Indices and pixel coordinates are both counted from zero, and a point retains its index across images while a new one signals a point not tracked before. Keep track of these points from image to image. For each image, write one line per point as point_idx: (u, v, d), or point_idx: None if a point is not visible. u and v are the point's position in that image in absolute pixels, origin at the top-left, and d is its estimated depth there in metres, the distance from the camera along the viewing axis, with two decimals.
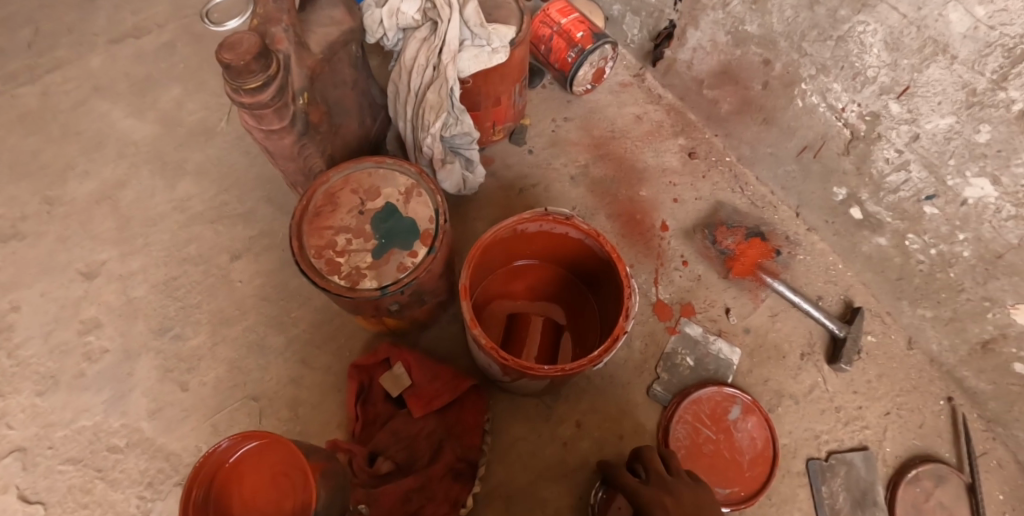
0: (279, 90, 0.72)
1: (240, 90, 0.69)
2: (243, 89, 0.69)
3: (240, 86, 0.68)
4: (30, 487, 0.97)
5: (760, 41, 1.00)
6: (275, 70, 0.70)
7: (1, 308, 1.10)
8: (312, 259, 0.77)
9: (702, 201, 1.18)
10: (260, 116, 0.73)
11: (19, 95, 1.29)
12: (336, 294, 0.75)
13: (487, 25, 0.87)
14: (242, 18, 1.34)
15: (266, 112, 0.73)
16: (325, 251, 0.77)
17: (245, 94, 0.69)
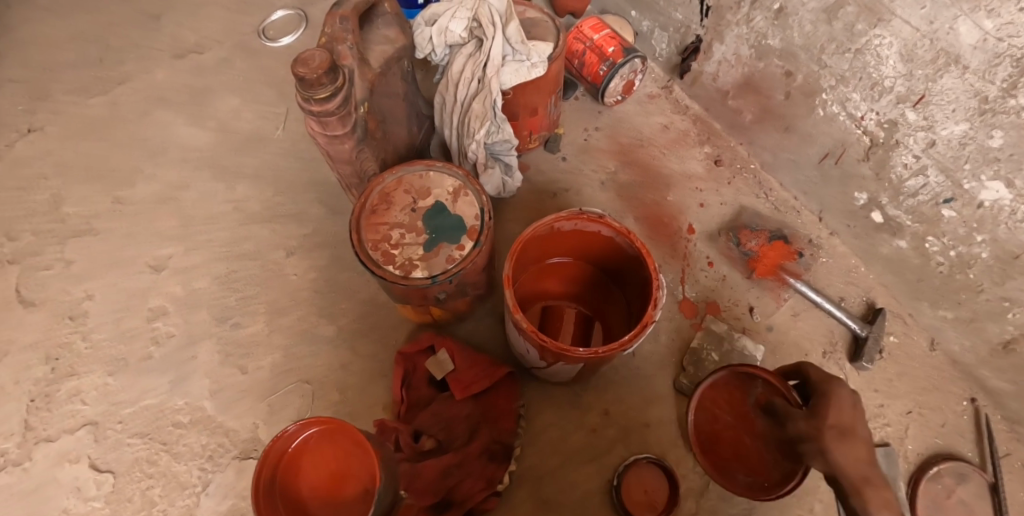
0: (344, 100, 0.81)
1: (311, 100, 0.78)
2: (315, 99, 0.78)
3: (312, 96, 0.77)
4: (101, 458, 1.06)
5: (781, 54, 1.06)
6: (341, 83, 0.79)
7: (76, 295, 1.21)
8: (369, 250, 0.85)
9: (727, 206, 1.24)
10: (327, 123, 0.82)
11: (95, 106, 1.42)
12: (391, 282, 0.83)
13: (527, 42, 0.95)
14: (295, 35, 1.45)
15: (332, 120, 0.82)
16: (381, 244, 0.86)
17: (316, 103, 0.78)
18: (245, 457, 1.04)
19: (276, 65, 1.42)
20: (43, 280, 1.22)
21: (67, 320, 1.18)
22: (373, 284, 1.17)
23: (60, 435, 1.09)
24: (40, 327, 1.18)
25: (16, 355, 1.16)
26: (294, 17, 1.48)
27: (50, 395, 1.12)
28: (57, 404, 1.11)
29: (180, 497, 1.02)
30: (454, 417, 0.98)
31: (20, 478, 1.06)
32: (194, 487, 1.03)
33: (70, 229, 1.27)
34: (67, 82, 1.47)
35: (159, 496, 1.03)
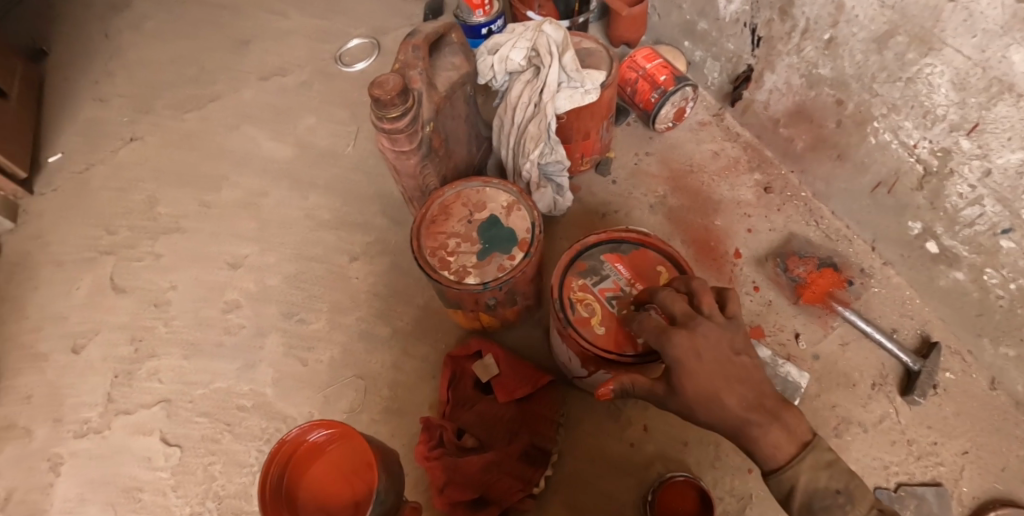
0: (413, 120, 0.89)
1: (383, 119, 0.87)
2: (387, 117, 0.86)
3: (385, 114, 0.86)
4: (172, 432, 1.17)
5: (833, 83, 1.08)
6: (411, 104, 0.88)
7: (162, 285, 1.34)
8: (427, 256, 0.92)
9: (776, 232, 1.24)
10: (396, 140, 0.91)
11: (191, 120, 1.60)
12: (446, 287, 0.89)
13: (582, 70, 1.01)
14: (368, 61, 1.58)
15: (401, 137, 0.90)
16: (439, 251, 0.93)
17: (387, 121, 0.87)
18: None
19: (349, 88, 1.56)
20: (135, 271, 1.38)
21: (153, 307, 1.32)
22: (428, 291, 1.23)
23: (138, 408, 1.21)
24: (129, 311, 1.33)
25: (106, 335, 1.32)
26: (368, 45, 1.62)
27: (132, 372, 1.26)
28: (139, 380, 1.24)
29: (238, 474, 1.11)
30: (497, 418, 1.01)
31: (102, 444, 1.20)
32: (251, 467, 1.11)
33: (162, 227, 1.43)
34: (170, 101, 1.67)
35: (219, 472, 1.11)
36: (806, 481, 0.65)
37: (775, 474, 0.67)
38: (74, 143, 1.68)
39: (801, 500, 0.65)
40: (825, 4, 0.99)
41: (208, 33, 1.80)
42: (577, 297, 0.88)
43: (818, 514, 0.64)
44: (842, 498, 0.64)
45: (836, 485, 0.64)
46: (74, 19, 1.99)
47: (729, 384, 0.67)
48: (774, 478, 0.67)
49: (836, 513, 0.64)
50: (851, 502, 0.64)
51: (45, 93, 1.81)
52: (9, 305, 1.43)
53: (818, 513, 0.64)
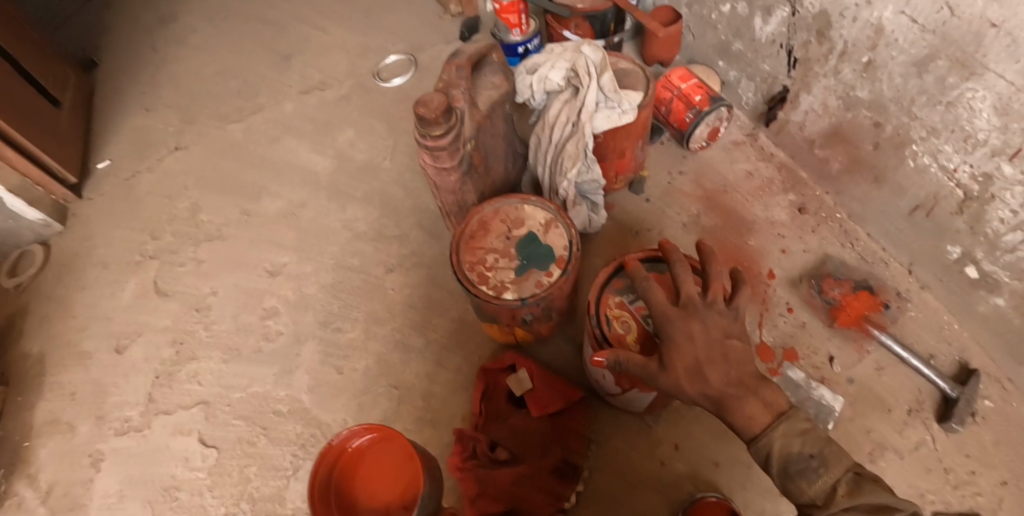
0: (455, 137, 0.92)
1: (427, 136, 0.90)
2: (431, 135, 0.89)
3: (429, 132, 0.89)
4: (209, 434, 1.21)
5: (871, 106, 1.08)
6: (454, 123, 0.90)
7: (204, 290, 1.39)
8: (465, 271, 0.94)
9: (811, 253, 1.23)
10: (438, 156, 0.93)
11: (235, 131, 1.66)
12: (484, 301, 0.91)
13: (620, 91, 1.03)
14: (405, 77, 1.62)
15: (443, 154, 0.93)
16: (477, 266, 0.95)
17: (431, 139, 0.90)
18: None
19: (387, 103, 1.60)
20: (178, 276, 1.44)
21: (194, 311, 1.37)
22: (462, 304, 1.26)
23: (178, 409, 1.26)
24: (172, 314, 1.38)
25: (149, 336, 1.37)
26: (406, 61, 1.66)
27: (173, 374, 1.30)
28: (179, 382, 1.29)
29: (272, 478, 1.14)
30: (529, 433, 1.02)
31: (142, 442, 1.25)
32: (286, 471, 1.14)
33: (204, 234, 1.48)
34: (215, 112, 1.73)
35: (254, 475, 1.15)
36: (781, 447, 0.70)
37: (753, 443, 0.72)
38: (123, 151, 1.76)
39: (778, 466, 0.70)
40: (864, 28, 1.00)
41: (253, 48, 1.87)
42: (613, 315, 0.89)
43: (795, 478, 0.68)
44: (815, 462, 0.68)
45: (810, 450, 0.68)
46: (125, 32, 2.09)
47: (713, 362, 0.75)
48: (753, 446, 0.72)
49: (810, 477, 0.67)
50: (824, 465, 0.67)
51: (96, 103, 1.90)
52: (58, 305, 1.50)
53: (795, 477, 0.68)
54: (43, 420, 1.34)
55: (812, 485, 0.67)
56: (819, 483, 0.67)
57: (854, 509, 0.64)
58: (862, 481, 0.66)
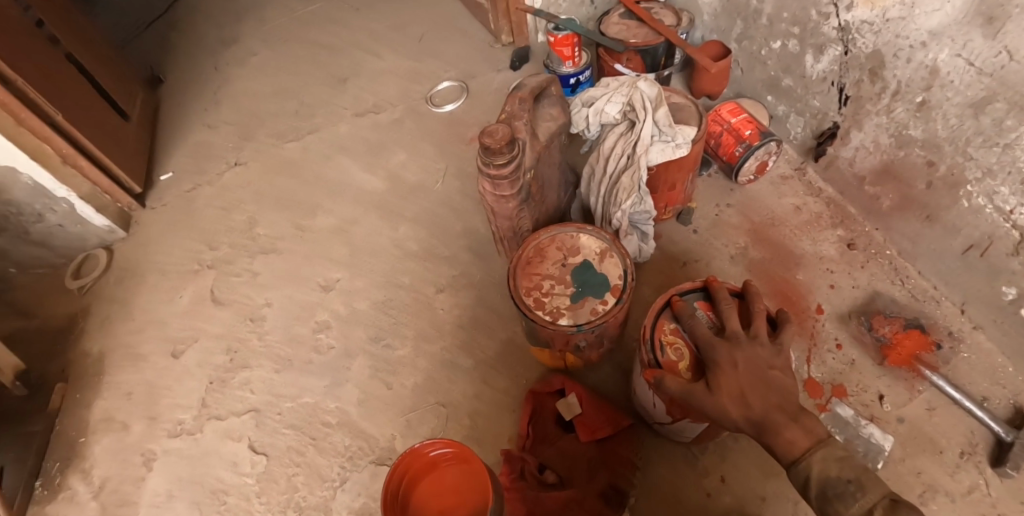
0: (517, 167, 0.96)
1: (490, 165, 0.94)
2: (493, 164, 0.94)
3: (492, 161, 0.94)
4: (260, 441, 1.25)
5: (924, 145, 1.08)
6: (516, 153, 0.95)
7: (258, 301, 1.45)
8: (522, 296, 1.00)
9: (860, 289, 1.23)
10: (499, 185, 0.98)
11: (292, 150, 1.74)
12: (540, 325, 0.97)
13: (674, 125, 1.07)
14: (457, 103, 1.69)
15: (504, 183, 0.98)
16: (533, 291, 1.01)
17: (493, 168, 0.94)
18: (380, 462, 1.18)
19: (438, 127, 1.66)
20: (233, 286, 1.50)
21: (249, 320, 1.43)
22: (509, 326, 1.29)
23: (230, 415, 1.31)
24: (227, 323, 1.44)
25: (204, 343, 1.43)
26: (457, 88, 1.73)
27: (226, 380, 1.36)
28: (233, 389, 1.34)
29: (320, 487, 1.17)
30: (577, 456, 1.07)
31: (194, 444, 1.30)
32: (333, 481, 1.17)
33: (260, 247, 1.55)
34: (273, 130, 1.82)
35: (301, 484, 1.18)
36: (818, 470, 0.72)
37: (792, 466, 0.75)
38: (184, 164, 1.86)
39: (816, 489, 0.71)
40: (918, 69, 1.01)
41: (310, 71, 1.96)
42: (667, 340, 0.91)
43: (831, 501, 0.69)
44: (852, 486, 0.68)
45: (846, 473, 0.70)
46: (190, 52, 2.21)
47: (755, 388, 0.79)
48: (792, 469, 0.75)
49: (848, 501, 0.68)
50: (859, 486, 0.68)
51: (161, 118, 2.01)
52: (118, 308, 1.58)
53: (831, 499, 0.69)
54: (99, 418, 1.40)
55: (848, 508, 0.68)
56: (854, 507, 0.67)
57: None
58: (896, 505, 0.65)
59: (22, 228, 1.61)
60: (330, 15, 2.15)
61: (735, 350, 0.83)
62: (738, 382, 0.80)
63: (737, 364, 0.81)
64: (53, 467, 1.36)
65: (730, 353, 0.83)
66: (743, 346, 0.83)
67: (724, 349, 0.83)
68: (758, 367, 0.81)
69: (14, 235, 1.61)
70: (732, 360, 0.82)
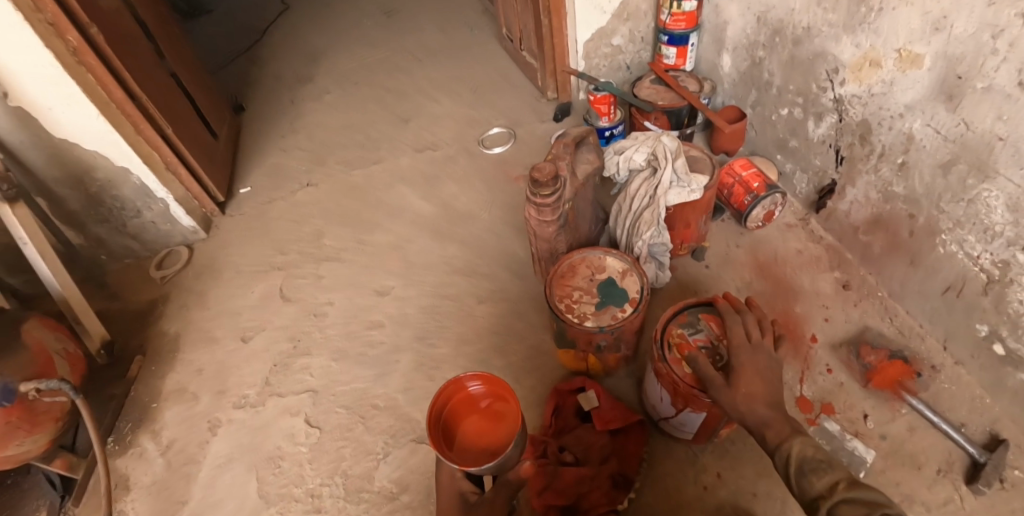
0: (559, 197, 1.18)
1: (537, 194, 1.16)
2: (540, 194, 1.16)
3: (539, 191, 1.15)
4: (315, 416, 1.43)
5: (906, 200, 1.28)
6: (560, 186, 1.17)
7: (321, 299, 1.67)
8: (556, 301, 1.17)
9: (852, 323, 1.38)
10: (542, 211, 1.19)
11: (357, 176, 2.01)
12: (569, 325, 1.12)
13: (690, 174, 1.27)
14: (504, 147, 1.95)
15: (547, 209, 1.18)
16: (565, 299, 1.18)
17: (540, 196, 1.16)
18: (420, 441, 1.33)
19: (487, 166, 1.91)
20: (300, 286, 1.72)
21: (311, 315, 1.64)
22: (539, 334, 1.46)
23: (289, 393, 1.49)
24: (292, 316, 1.65)
25: (269, 331, 1.64)
26: (505, 134, 2.00)
27: (288, 363, 1.55)
28: (293, 371, 1.53)
29: (365, 458, 1.33)
30: (591, 444, 1.19)
31: (255, 416, 1.47)
32: (377, 455, 1.33)
33: (325, 255, 1.78)
34: (342, 159, 2.10)
35: (349, 455, 1.34)
36: (797, 452, 0.79)
37: (777, 450, 0.82)
38: (260, 181, 2.12)
39: (794, 465, 0.78)
40: (898, 134, 1.23)
41: (377, 111, 2.26)
42: (675, 342, 1.06)
43: (806, 474, 0.75)
44: (824, 464, 0.75)
45: (823, 457, 0.77)
46: (270, 87, 2.54)
47: (768, 391, 0.89)
48: (775, 452, 0.82)
49: (818, 475, 0.74)
50: (833, 465, 0.74)
51: (241, 140, 2.31)
52: (194, 298, 1.79)
53: (807, 473, 0.75)
54: (170, 388, 1.59)
55: (819, 481, 0.74)
56: (824, 479, 0.73)
57: (851, 498, 0.68)
58: (859, 480, 0.71)
59: (122, 220, 1.86)
60: (395, 65, 2.47)
61: (754, 356, 0.93)
62: (756, 383, 0.89)
63: (756, 369, 0.91)
64: (125, 427, 1.52)
65: (751, 358, 0.93)
66: (762, 354, 0.94)
67: (746, 353, 0.94)
68: (772, 375, 0.91)
69: (113, 226, 1.86)
70: (753, 364, 0.92)
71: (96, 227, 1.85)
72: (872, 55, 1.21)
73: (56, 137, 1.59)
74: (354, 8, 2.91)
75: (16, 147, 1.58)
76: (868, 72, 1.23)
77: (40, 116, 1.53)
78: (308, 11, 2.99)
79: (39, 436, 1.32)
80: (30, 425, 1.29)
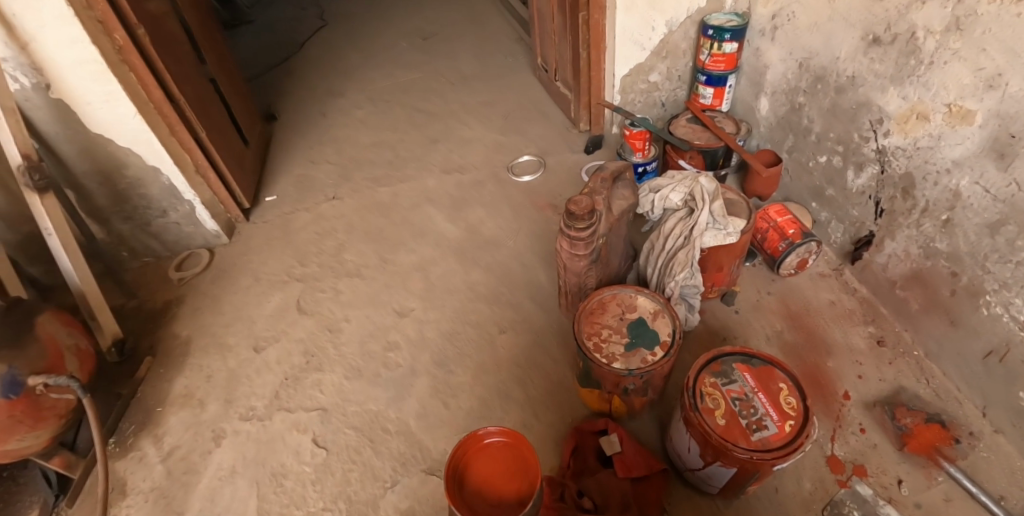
0: (594, 231, 1.16)
1: (572, 227, 1.15)
2: (574, 227, 1.14)
3: (574, 224, 1.14)
4: (323, 436, 1.39)
5: (948, 257, 1.23)
6: (595, 221, 1.15)
7: (339, 315, 1.65)
8: (584, 338, 1.13)
9: (886, 382, 1.32)
10: (575, 244, 1.17)
11: (383, 194, 2.01)
12: (596, 365, 1.09)
13: (727, 217, 1.24)
14: (534, 175, 1.94)
15: (580, 243, 1.17)
16: (593, 336, 1.14)
17: (574, 229, 1.14)
18: (430, 472, 1.28)
19: (515, 193, 1.90)
20: (319, 299, 1.70)
21: (328, 331, 1.61)
22: (561, 369, 1.42)
23: (299, 409, 1.45)
24: (308, 330, 1.63)
25: (284, 343, 1.61)
26: (535, 162, 1.99)
27: (300, 378, 1.52)
28: (305, 387, 1.50)
29: (373, 485, 1.28)
30: (612, 490, 1.13)
31: (263, 429, 1.43)
32: (385, 482, 1.28)
33: (346, 270, 1.77)
34: (369, 175, 2.10)
35: (355, 480, 1.30)
36: None
37: None
38: (286, 190, 2.12)
39: None
40: (944, 191, 1.19)
41: (407, 130, 2.27)
42: (707, 390, 1.03)
43: None
44: None
45: None
46: (304, 99, 2.57)
47: None
48: None
49: None
50: None
51: (271, 149, 2.32)
52: (210, 303, 1.78)
53: None
54: (177, 392, 1.56)
55: None
56: None
57: None
58: None
59: (145, 219, 1.85)
60: (428, 87, 2.50)
61: None
62: None
63: None
64: (128, 429, 1.49)
65: None
66: None
67: None
68: None
69: (137, 224, 1.86)
70: None
71: (119, 223, 1.84)
72: (919, 108, 1.18)
73: (92, 131, 1.59)
74: (390, 28, 2.97)
75: (51, 139, 1.58)
76: (915, 125, 1.21)
77: (79, 110, 1.53)
78: (345, 28, 3.05)
79: (41, 432, 1.29)
80: (33, 420, 1.26)
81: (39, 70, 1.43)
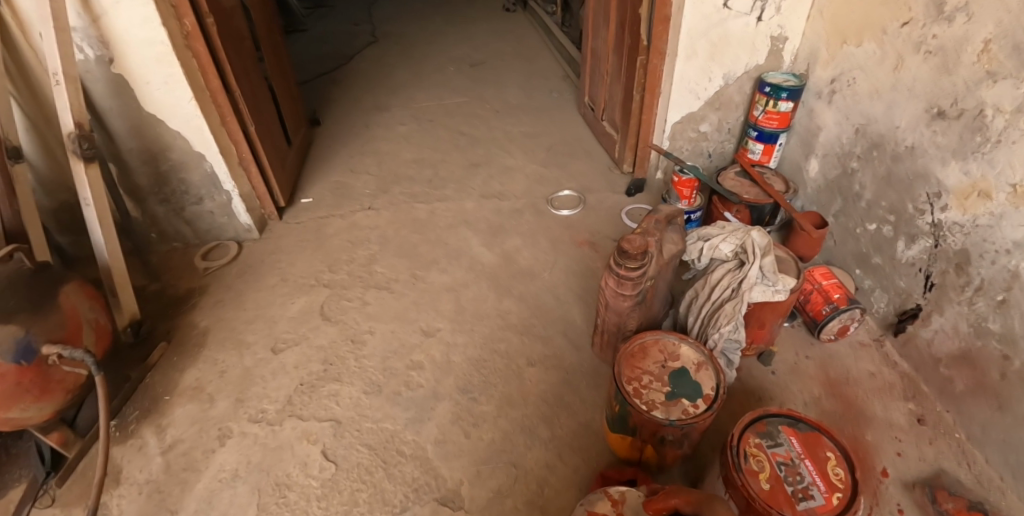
0: (644, 272, 1.15)
1: (622, 265, 1.13)
2: (625, 266, 1.13)
3: (625, 263, 1.13)
4: (333, 449, 1.34)
5: (1001, 338, 1.17)
6: (646, 262, 1.14)
7: (363, 327, 1.62)
8: (624, 382, 1.10)
9: (926, 463, 1.26)
10: (623, 283, 1.15)
11: (420, 211, 2.00)
12: (635, 411, 1.05)
13: (777, 273, 1.22)
14: (573, 211, 1.93)
15: (628, 284, 1.15)
16: (633, 381, 1.11)
17: (624, 268, 1.13)
18: (442, 501, 1.22)
19: (553, 225, 1.90)
20: (344, 308, 1.68)
21: (350, 341, 1.58)
22: (589, 411, 1.37)
23: (311, 418, 1.40)
24: (330, 339, 1.59)
25: (304, 348, 1.57)
26: (575, 198, 1.99)
27: (316, 387, 1.48)
28: (320, 396, 1.45)
29: (379, 509, 1.22)
30: None
31: (271, 435, 1.38)
32: (393, 507, 1.22)
33: (375, 282, 1.75)
34: (407, 190, 2.11)
35: (363, 501, 1.23)
36: None
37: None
38: (323, 195, 2.13)
39: None
40: (1001, 270, 1.16)
41: (449, 152, 2.29)
42: (750, 451, 1.01)
43: None
44: None
45: None
46: (349, 110, 2.61)
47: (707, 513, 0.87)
48: None
49: None
50: None
51: (312, 154, 2.34)
52: (232, 296, 1.75)
53: None
54: (188, 384, 1.51)
55: None
56: None
57: None
58: None
59: (181, 204, 1.84)
60: (472, 112, 2.53)
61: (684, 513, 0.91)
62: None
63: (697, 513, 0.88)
64: (132, 415, 1.44)
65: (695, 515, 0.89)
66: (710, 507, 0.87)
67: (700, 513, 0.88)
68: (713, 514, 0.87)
69: (172, 208, 1.85)
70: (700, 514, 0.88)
71: (155, 205, 1.83)
72: (982, 185, 1.17)
73: (146, 110, 1.60)
74: (440, 53, 3.03)
75: (104, 112, 1.59)
76: (975, 203, 1.20)
77: (137, 88, 1.55)
78: (396, 47, 3.12)
79: (45, 405, 1.25)
80: (38, 392, 1.22)
81: (106, 44, 1.45)
